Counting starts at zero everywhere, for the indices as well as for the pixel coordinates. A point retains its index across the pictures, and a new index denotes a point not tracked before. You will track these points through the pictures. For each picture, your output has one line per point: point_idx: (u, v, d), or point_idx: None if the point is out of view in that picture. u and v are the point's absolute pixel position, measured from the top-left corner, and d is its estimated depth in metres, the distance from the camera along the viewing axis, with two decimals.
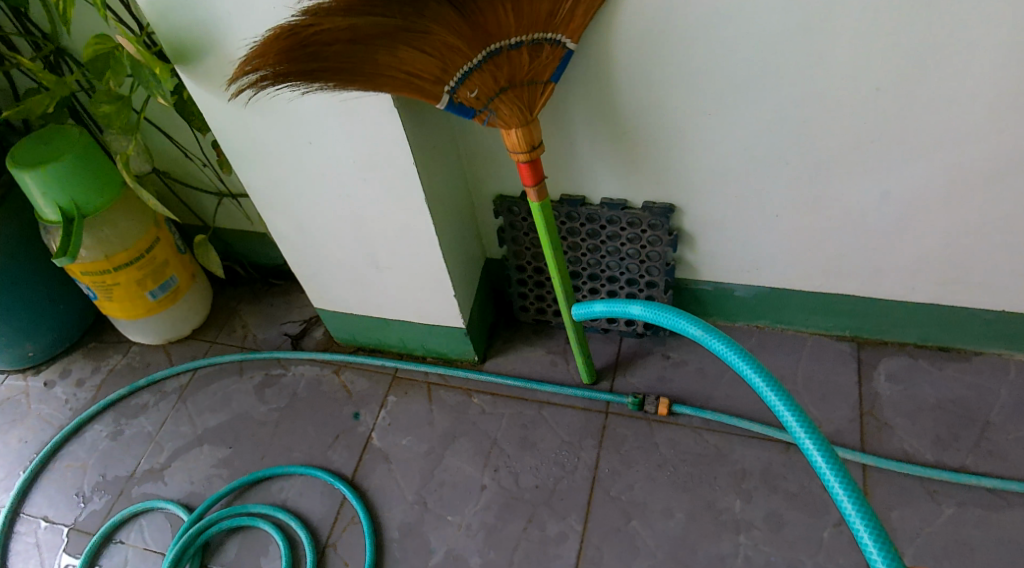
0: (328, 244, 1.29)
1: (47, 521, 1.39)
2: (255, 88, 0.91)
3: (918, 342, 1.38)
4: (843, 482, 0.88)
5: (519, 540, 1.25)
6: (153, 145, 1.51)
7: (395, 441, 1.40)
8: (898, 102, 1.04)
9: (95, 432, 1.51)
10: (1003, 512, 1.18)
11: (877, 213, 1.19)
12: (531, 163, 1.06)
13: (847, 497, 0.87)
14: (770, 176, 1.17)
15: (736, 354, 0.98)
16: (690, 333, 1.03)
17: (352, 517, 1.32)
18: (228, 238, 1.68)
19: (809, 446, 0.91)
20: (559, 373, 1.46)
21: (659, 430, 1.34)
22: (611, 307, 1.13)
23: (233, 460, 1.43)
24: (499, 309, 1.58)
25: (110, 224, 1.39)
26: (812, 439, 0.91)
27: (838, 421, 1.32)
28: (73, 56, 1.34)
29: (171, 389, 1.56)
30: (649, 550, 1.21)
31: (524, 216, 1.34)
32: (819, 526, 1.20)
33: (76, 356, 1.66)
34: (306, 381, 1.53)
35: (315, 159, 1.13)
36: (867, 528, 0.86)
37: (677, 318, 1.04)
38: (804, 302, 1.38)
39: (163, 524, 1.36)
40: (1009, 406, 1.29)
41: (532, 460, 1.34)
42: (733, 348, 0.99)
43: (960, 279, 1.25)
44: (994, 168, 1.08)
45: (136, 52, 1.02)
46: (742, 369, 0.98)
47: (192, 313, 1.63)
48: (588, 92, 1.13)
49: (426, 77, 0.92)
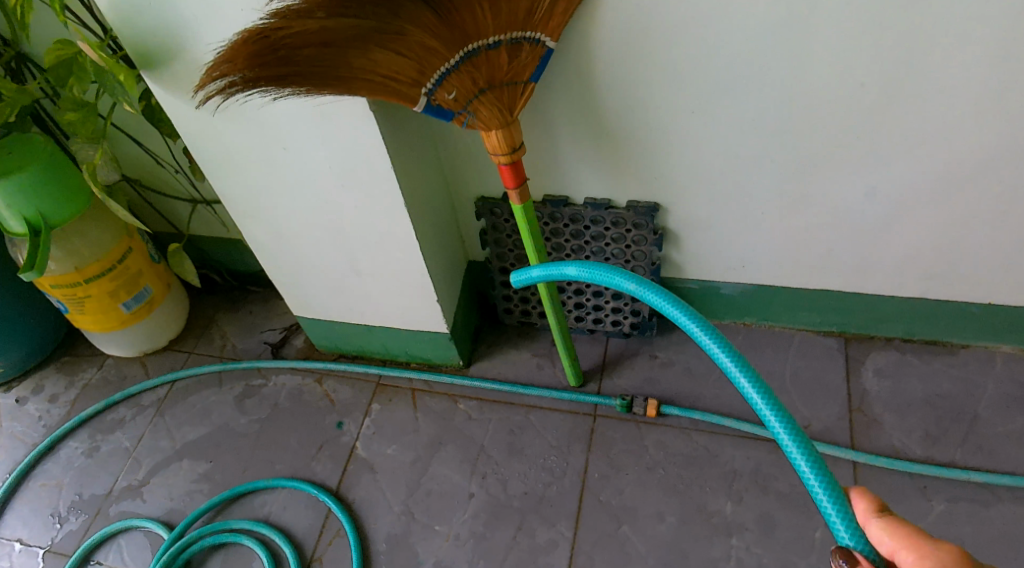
0: (305, 251, 1.26)
1: (23, 543, 1.35)
2: (224, 94, 0.87)
3: (905, 336, 1.38)
4: (791, 430, 0.83)
5: (509, 549, 1.23)
6: (122, 153, 1.47)
7: (380, 450, 1.38)
8: (886, 94, 1.02)
9: (70, 449, 1.47)
10: (993, 506, 1.18)
11: (863, 209, 1.17)
12: (512, 164, 1.04)
13: (800, 454, 0.82)
14: (756, 173, 1.15)
15: (670, 303, 0.92)
16: (626, 288, 0.95)
17: (338, 530, 1.29)
18: (203, 245, 1.64)
19: (756, 400, 0.85)
20: (545, 376, 1.43)
21: (648, 432, 1.32)
22: (543, 270, 1.04)
23: (214, 474, 1.39)
24: (483, 312, 1.56)
25: (80, 234, 1.35)
26: (759, 391, 0.85)
27: (828, 419, 1.31)
28: (35, 62, 1.29)
29: (149, 402, 1.52)
30: (640, 555, 1.20)
31: (506, 217, 1.32)
32: (811, 526, 1.19)
33: (49, 371, 1.61)
34: (287, 390, 1.49)
35: (290, 165, 1.09)
36: (825, 488, 0.80)
37: (610, 274, 0.96)
38: (791, 299, 1.37)
39: (143, 542, 1.32)
40: (998, 399, 1.28)
41: (520, 466, 1.32)
42: (670, 299, 0.92)
43: (947, 274, 1.25)
44: (982, 162, 1.07)
45: (99, 59, 0.98)
46: (681, 321, 0.91)
47: (168, 323, 1.59)
48: (568, 91, 1.10)
49: (404, 79, 0.90)
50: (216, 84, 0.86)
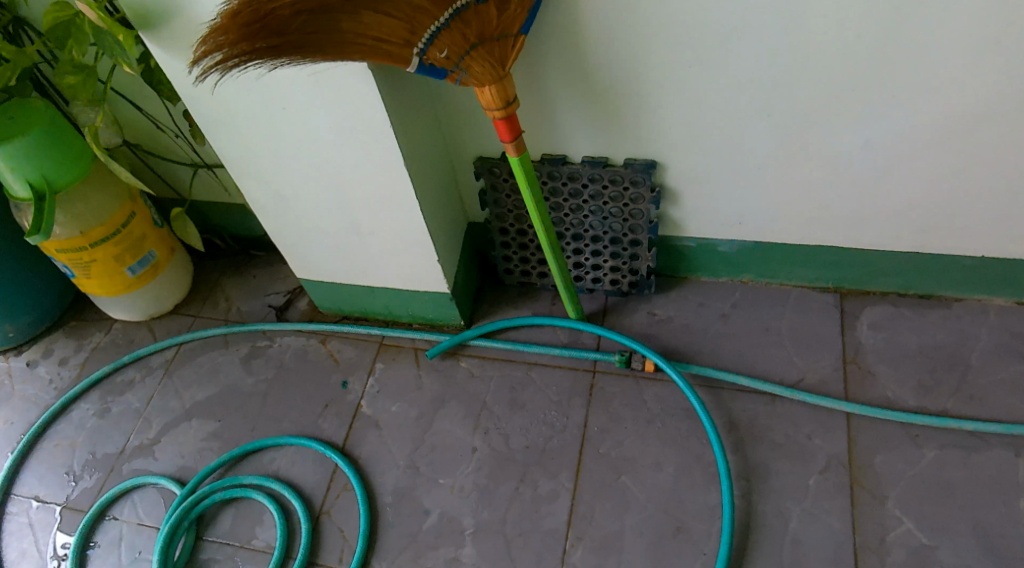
0: (307, 212, 1.27)
1: (40, 500, 1.39)
2: (220, 70, 0.87)
3: (900, 291, 1.40)
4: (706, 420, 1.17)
5: (512, 500, 1.27)
6: (122, 117, 1.47)
7: (385, 407, 1.41)
8: (883, 45, 1.02)
9: (83, 410, 1.50)
10: (982, 452, 1.21)
11: (859, 162, 1.19)
12: (507, 119, 1.05)
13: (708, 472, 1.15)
14: (753, 128, 1.16)
15: None
16: None
17: (345, 484, 1.33)
18: (206, 210, 1.66)
19: None
20: (546, 334, 1.46)
21: (647, 387, 1.35)
22: None
23: (223, 432, 1.43)
24: (484, 272, 1.58)
25: (84, 198, 1.36)
26: None
27: (823, 371, 1.33)
28: (32, 25, 1.29)
29: (157, 364, 1.55)
30: (639, 504, 1.23)
31: (505, 176, 1.33)
32: (805, 474, 1.23)
33: (58, 335, 1.64)
34: (293, 351, 1.52)
35: (291, 125, 1.10)
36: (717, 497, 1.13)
37: None
38: (788, 256, 1.38)
39: (156, 498, 1.36)
40: (990, 350, 1.31)
41: (522, 421, 1.35)
42: None
43: (942, 227, 1.26)
44: (977, 113, 1.08)
45: (98, 19, 0.98)
46: None
47: (174, 288, 1.61)
48: (564, 51, 1.11)
49: (395, 40, 0.91)
50: (211, 58, 0.86)
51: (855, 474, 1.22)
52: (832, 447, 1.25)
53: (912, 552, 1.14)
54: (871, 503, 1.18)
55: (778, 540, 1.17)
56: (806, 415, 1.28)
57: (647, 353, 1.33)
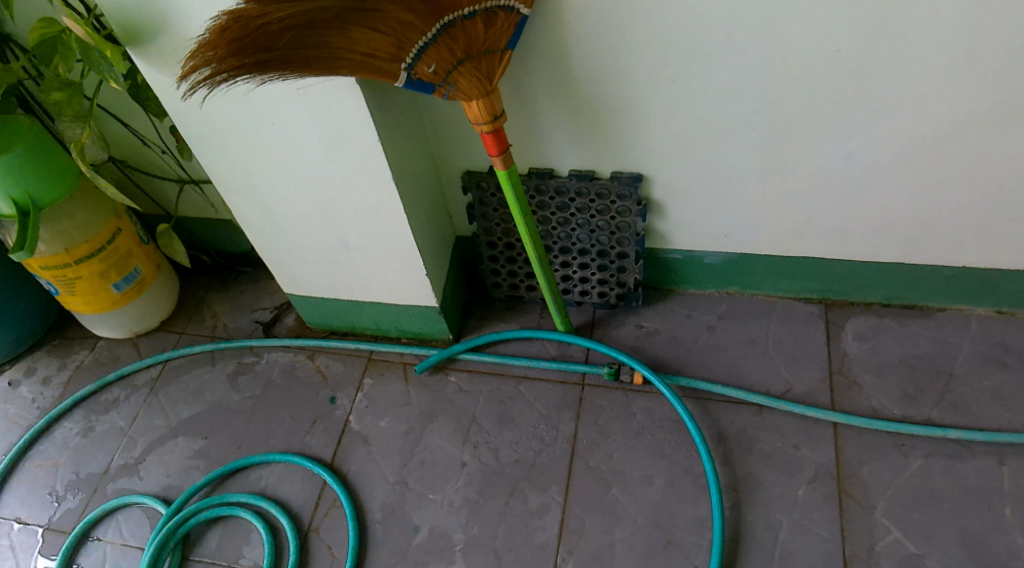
0: (295, 227, 1.27)
1: (22, 522, 1.36)
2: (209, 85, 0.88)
3: (883, 301, 1.42)
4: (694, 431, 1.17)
5: (502, 514, 1.26)
6: (108, 134, 1.47)
7: (373, 423, 1.40)
8: (863, 59, 1.04)
9: (66, 430, 1.48)
10: (967, 461, 1.22)
11: (841, 174, 1.20)
12: (495, 132, 1.06)
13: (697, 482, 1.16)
14: (737, 142, 1.18)
15: None
16: None
17: (334, 501, 1.32)
18: (192, 226, 1.65)
19: None
20: (534, 348, 1.46)
21: (636, 399, 1.36)
22: None
23: (210, 450, 1.41)
24: (472, 286, 1.58)
25: (69, 215, 1.35)
26: None
27: (809, 382, 1.34)
28: (18, 43, 1.29)
29: (142, 382, 1.53)
30: (629, 516, 1.23)
31: (493, 191, 1.34)
32: (794, 484, 1.23)
33: (40, 354, 1.62)
34: (280, 367, 1.51)
35: (279, 141, 1.11)
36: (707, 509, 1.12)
37: None
38: (773, 267, 1.40)
39: (141, 518, 1.34)
40: (973, 359, 1.33)
41: (511, 435, 1.35)
42: None
43: (923, 238, 1.28)
44: (955, 125, 1.10)
45: (85, 35, 0.98)
46: None
47: (160, 305, 1.60)
48: (550, 67, 1.12)
49: (383, 56, 0.91)
50: (200, 73, 0.86)
51: (843, 484, 1.22)
52: (820, 457, 1.25)
53: (900, 561, 1.14)
54: (859, 512, 1.19)
55: (768, 550, 1.17)
56: (793, 426, 1.29)
57: (635, 366, 1.33)
